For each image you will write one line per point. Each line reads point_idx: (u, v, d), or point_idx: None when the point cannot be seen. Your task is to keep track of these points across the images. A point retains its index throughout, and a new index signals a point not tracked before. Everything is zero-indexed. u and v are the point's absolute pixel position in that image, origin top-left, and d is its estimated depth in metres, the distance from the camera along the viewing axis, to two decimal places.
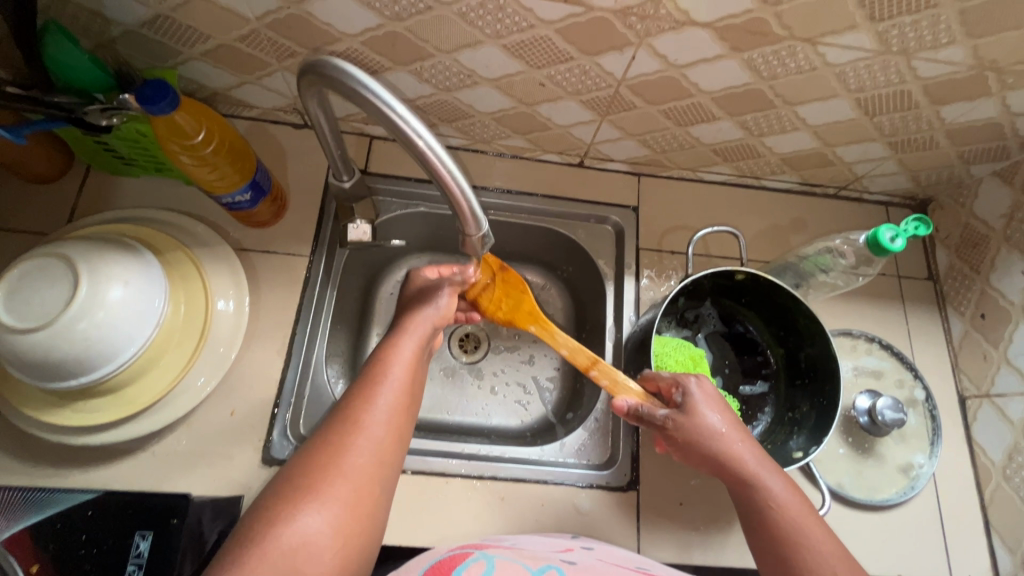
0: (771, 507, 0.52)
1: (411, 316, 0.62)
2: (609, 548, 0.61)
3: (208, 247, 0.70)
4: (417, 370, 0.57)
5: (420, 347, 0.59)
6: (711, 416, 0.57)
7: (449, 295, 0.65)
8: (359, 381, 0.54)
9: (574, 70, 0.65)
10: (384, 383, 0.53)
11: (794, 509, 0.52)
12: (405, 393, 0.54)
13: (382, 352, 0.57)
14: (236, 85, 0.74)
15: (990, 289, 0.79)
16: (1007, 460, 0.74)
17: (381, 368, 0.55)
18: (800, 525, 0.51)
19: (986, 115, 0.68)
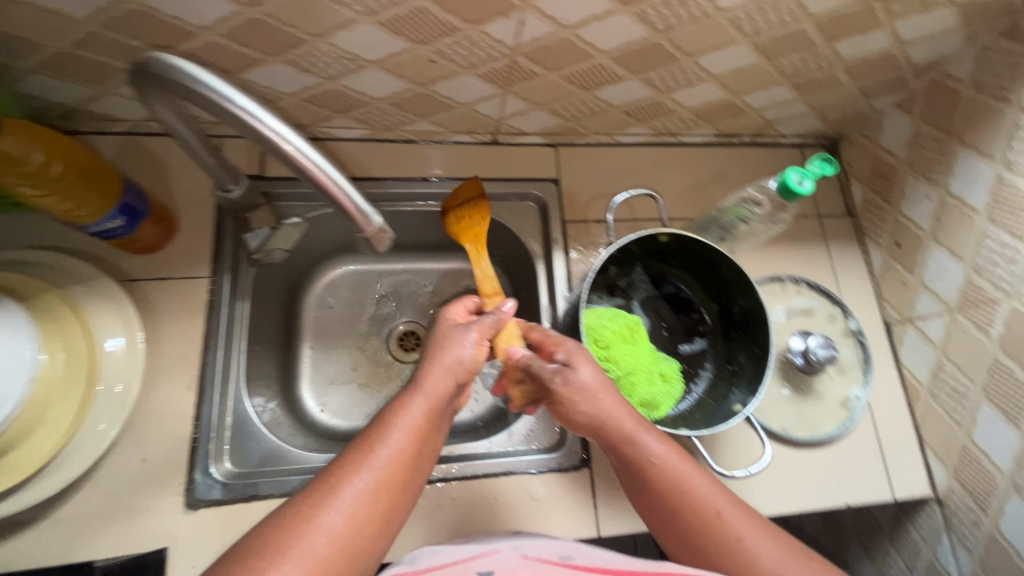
0: (666, 473, 0.51)
1: (439, 360, 0.54)
2: (542, 545, 0.54)
3: (86, 284, 0.62)
4: (430, 432, 0.50)
5: (434, 407, 0.51)
6: (591, 376, 0.55)
7: (479, 338, 0.57)
8: (355, 442, 0.47)
9: (463, 43, 0.60)
10: (383, 447, 0.46)
11: (685, 469, 0.52)
12: (411, 460, 0.47)
13: (394, 407, 0.50)
14: (92, 98, 0.66)
15: (902, 217, 0.81)
16: (932, 378, 0.77)
17: (386, 427, 0.48)
18: (693, 484, 0.51)
19: (880, 46, 0.68)
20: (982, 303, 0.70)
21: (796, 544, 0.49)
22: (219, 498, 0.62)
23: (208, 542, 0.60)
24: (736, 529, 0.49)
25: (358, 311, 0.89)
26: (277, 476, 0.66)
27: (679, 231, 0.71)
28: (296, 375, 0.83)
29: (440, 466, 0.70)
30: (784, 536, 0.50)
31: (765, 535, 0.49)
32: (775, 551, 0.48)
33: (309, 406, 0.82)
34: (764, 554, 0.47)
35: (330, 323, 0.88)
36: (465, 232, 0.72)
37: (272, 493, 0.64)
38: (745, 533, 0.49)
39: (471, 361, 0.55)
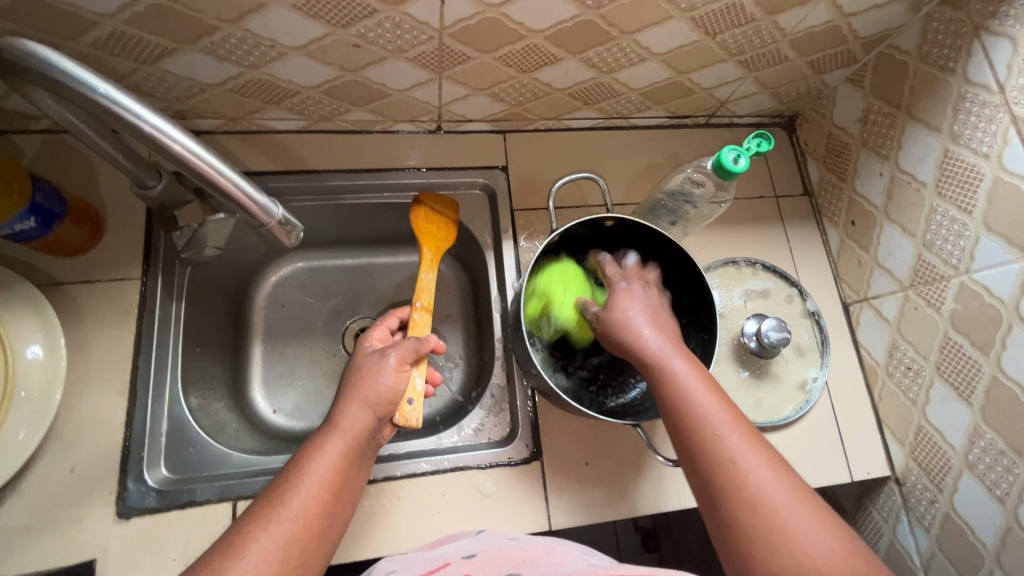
0: (685, 392, 0.50)
1: (351, 404, 0.58)
2: (495, 551, 0.52)
3: (1, 289, 0.60)
4: (345, 473, 0.54)
5: (349, 449, 0.55)
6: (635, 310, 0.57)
7: (396, 371, 0.61)
8: (271, 490, 0.51)
9: (385, 25, 0.58)
10: (295, 493, 0.50)
11: (701, 391, 0.50)
12: (322, 503, 0.50)
13: (305, 453, 0.54)
14: (4, 94, 0.63)
15: (856, 195, 0.80)
16: (888, 357, 0.76)
17: (298, 474, 0.51)
18: (704, 407, 0.49)
19: (822, 19, 0.66)
20: (933, 280, 0.69)
21: (807, 488, 0.46)
22: (153, 507, 0.61)
23: (140, 551, 0.58)
24: (744, 458, 0.46)
25: (312, 306, 0.87)
26: (215, 481, 0.64)
27: (623, 215, 0.68)
28: (246, 377, 0.81)
29: (385, 465, 0.68)
30: (792, 473, 0.47)
31: (773, 467, 0.46)
32: (781, 487, 0.45)
33: (262, 406, 0.80)
34: (769, 484, 0.45)
35: (281, 320, 0.85)
36: (425, 237, 0.73)
37: (209, 499, 0.62)
38: (753, 460, 0.46)
39: (386, 394, 0.60)
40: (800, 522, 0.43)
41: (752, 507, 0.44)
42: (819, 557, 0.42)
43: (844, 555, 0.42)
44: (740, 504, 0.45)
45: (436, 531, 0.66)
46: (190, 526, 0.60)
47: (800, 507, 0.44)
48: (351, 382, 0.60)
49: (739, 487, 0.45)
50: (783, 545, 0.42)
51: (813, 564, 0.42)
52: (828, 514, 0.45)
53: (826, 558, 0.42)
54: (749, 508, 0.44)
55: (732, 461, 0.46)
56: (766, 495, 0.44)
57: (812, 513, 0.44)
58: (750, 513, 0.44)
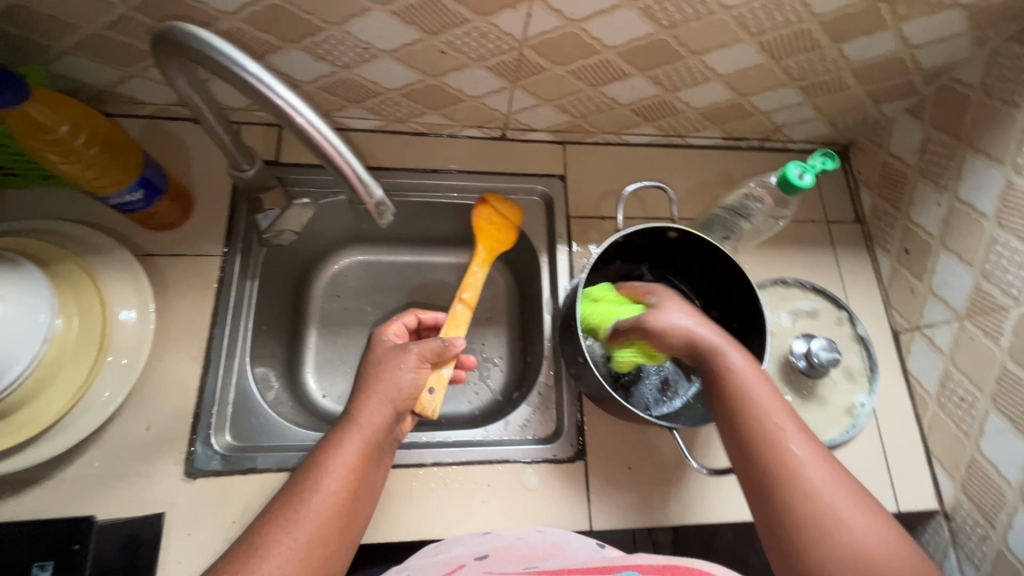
0: (739, 383, 0.55)
1: (367, 400, 0.58)
2: (504, 549, 0.56)
3: (106, 256, 0.66)
4: (364, 467, 0.54)
5: (367, 447, 0.55)
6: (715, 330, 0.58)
7: (415, 367, 0.61)
8: (293, 484, 0.52)
9: (472, 34, 0.63)
10: (315, 493, 0.51)
11: (774, 408, 0.54)
12: (342, 502, 0.51)
13: (326, 447, 0.54)
14: (121, 80, 0.69)
15: (911, 223, 0.80)
16: (940, 387, 0.75)
17: (318, 470, 0.52)
18: (788, 430, 0.52)
19: (887, 49, 0.68)
20: (991, 310, 0.69)
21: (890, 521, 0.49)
22: (218, 470, 0.64)
23: (204, 511, 0.61)
24: (823, 482, 0.49)
25: (367, 300, 0.90)
26: (274, 451, 0.67)
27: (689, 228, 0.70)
28: (301, 360, 0.84)
29: (434, 450, 0.70)
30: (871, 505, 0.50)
31: (849, 492, 0.49)
32: (857, 510, 0.48)
33: (312, 390, 0.83)
34: (847, 509, 0.48)
35: (337, 309, 0.89)
36: (483, 234, 0.80)
37: (269, 468, 0.64)
38: (828, 482, 0.49)
39: (407, 391, 0.59)
40: (878, 549, 0.46)
41: (831, 527, 0.47)
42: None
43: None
44: (814, 522, 0.47)
45: (480, 520, 0.67)
46: (250, 491, 0.63)
47: (879, 532, 0.47)
48: (368, 376, 0.60)
49: (816, 505, 0.48)
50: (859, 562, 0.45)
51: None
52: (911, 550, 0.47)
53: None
54: (825, 528, 0.47)
55: (811, 485, 0.49)
56: (845, 516, 0.47)
57: (892, 543, 0.47)
58: (828, 534, 0.47)
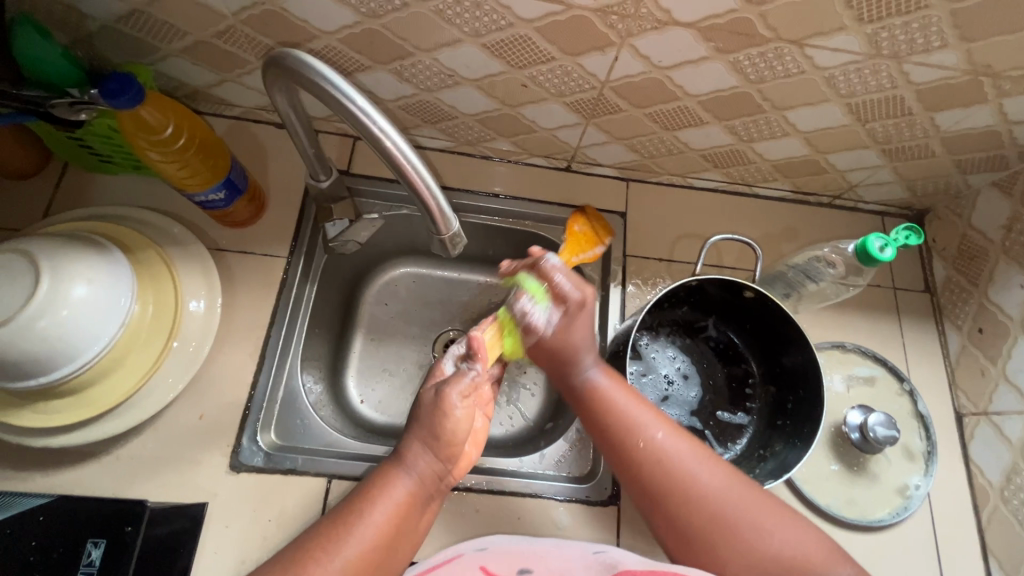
0: (616, 404, 0.59)
1: (418, 440, 0.53)
2: (503, 546, 0.59)
3: (182, 247, 0.69)
4: (411, 511, 0.51)
5: (416, 491, 0.52)
6: (584, 331, 0.62)
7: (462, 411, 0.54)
8: (340, 507, 0.50)
9: (556, 72, 0.63)
10: (359, 523, 0.48)
11: (683, 451, 0.56)
12: (383, 538, 0.48)
13: (375, 482, 0.51)
14: (217, 83, 0.73)
15: (988, 302, 0.76)
16: (1005, 481, 0.71)
17: (364, 504, 0.49)
18: (632, 415, 0.58)
19: (983, 122, 0.66)
20: None
21: (747, 477, 0.55)
22: (260, 466, 0.65)
23: (244, 505, 0.63)
24: (690, 466, 0.54)
25: (412, 311, 0.90)
26: (313, 455, 0.68)
27: (766, 291, 0.68)
28: (344, 364, 0.84)
29: (467, 475, 0.69)
30: (730, 467, 0.56)
31: (712, 462, 0.55)
32: (724, 479, 0.54)
33: (351, 394, 0.83)
34: (712, 483, 0.54)
35: (383, 318, 0.89)
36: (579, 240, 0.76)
37: (308, 471, 0.66)
38: (694, 459, 0.55)
39: (454, 433, 0.54)
40: (746, 507, 0.52)
41: (705, 514, 0.52)
42: (781, 537, 0.51)
43: (809, 537, 0.52)
44: (694, 507, 0.53)
45: None
46: (289, 492, 0.65)
47: (749, 499, 0.53)
48: (415, 415, 0.55)
49: (688, 496, 0.53)
50: (739, 539, 0.51)
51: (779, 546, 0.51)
52: (771, 496, 0.54)
53: (787, 538, 0.51)
54: (704, 509, 0.52)
55: (679, 470, 0.54)
56: (713, 493, 0.53)
57: (758, 500, 0.53)
58: (707, 515, 0.52)
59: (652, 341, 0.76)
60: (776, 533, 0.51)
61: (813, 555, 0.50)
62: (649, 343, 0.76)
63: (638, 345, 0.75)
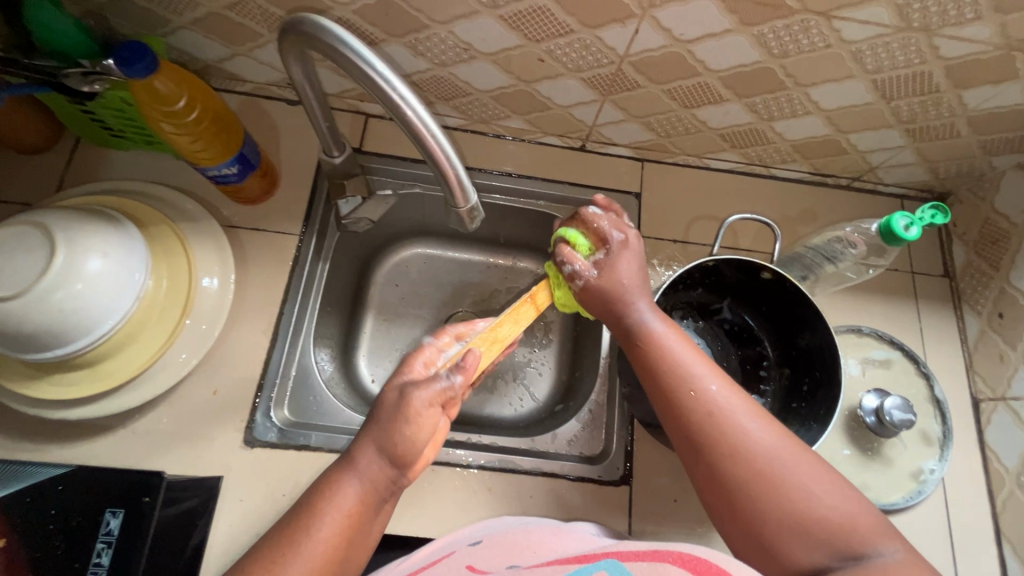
0: (664, 347, 0.55)
1: (368, 445, 0.50)
2: (497, 539, 0.54)
3: (195, 223, 0.69)
4: (363, 515, 0.49)
5: (366, 497, 0.50)
6: (631, 270, 0.59)
7: (419, 417, 0.50)
8: (288, 519, 0.49)
9: (574, 45, 0.62)
10: (306, 538, 0.47)
11: (733, 405, 0.51)
12: (331, 553, 0.47)
13: (324, 489, 0.50)
14: (229, 57, 0.72)
15: (1009, 286, 0.75)
16: (1022, 466, 0.70)
17: (311, 514, 0.48)
18: (683, 361, 0.54)
19: (1012, 100, 0.64)
20: None
21: (802, 442, 0.50)
22: (273, 442, 0.65)
23: (257, 480, 0.64)
24: (741, 417, 0.50)
25: (424, 293, 0.89)
26: (326, 431, 0.68)
27: (784, 272, 0.67)
28: (355, 343, 0.84)
29: (480, 453, 0.70)
30: (784, 428, 0.51)
31: (764, 420, 0.50)
32: (775, 438, 0.49)
33: (362, 373, 0.83)
34: (764, 439, 0.49)
35: (394, 299, 0.88)
36: None
37: (322, 447, 0.66)
38: (744, 415, 0.50)
39: (414, 442, 0.50)
40: (796, 471, 0.47)
41: (748, 466, 0.48)
42: (828, 503, 0.46)
43: (860, 508, 0.46)
44: (737, 464, 0.48)
45: None
46: (302, 467, 0.65)
47: (798, 459, 0.48)
48: (373, 416, 0.52)
49: (733, 447, 0.49)
50: (784, 499, 0.46)
51: (824, 510, 0.45)
52: (824, 461, 0.49)
53: (834, 505, 0.46)
54: (749, 464, 0.48)
55: (726, 422, 0.50)
56: (764, 447, 0.48)
57: (812, 463, 0.48)
58: (752, 470, 0.48)
59: None
60: (823, 497, 0.46)
61: (860, 522, 0.45)
62: None
63: None
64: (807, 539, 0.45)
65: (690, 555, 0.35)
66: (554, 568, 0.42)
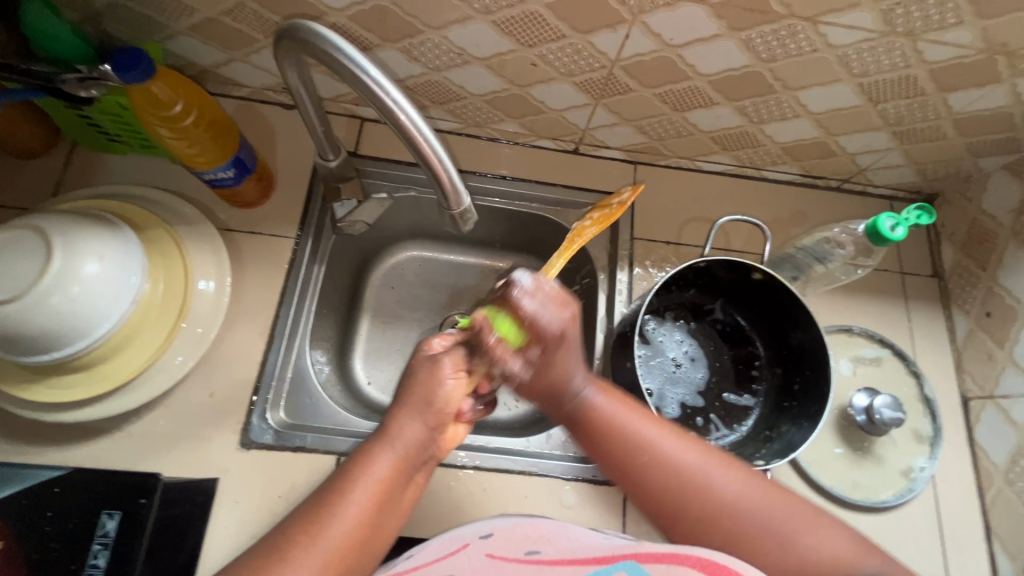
0: (608, 415, 0.56)
1: (405, 415, 0.52)
2: (509, 531, 0.55)
3: (192, 226, 0.69)
4: (395, 484, 0.50)
5: (401, 463, 0.51)
6: (568, 373, 0.57)
7: (458, 376, 0.54)
8: (321, 490, 0.49)
9: (566, 50, 0.63)
10: (343, 504, 0.47)
11: (688, 457, 0.53)
12: (366, 520, 0.48)
13: (358, 458, 0.51)
14: (225, 63, 0.72)
15: (996, 286, 0.76)
16: (1010, 463, 0.71)
17: (345, 483, 0.48)
18: (641, 432, 0.54)
19: (996, 103, 0.65)
20: None
21: (760, 475, 0.54)
22: (269, 444, 0.65)
23: (254, 482, 0.64)
24: (703, 473, 0.52)
25: (420, 295, 0.90)
26: (322, 433, 0.69)
27: (775, 273, 0.68)
28: (351, 346, 0.85)
29: (476, 454, 0.70)
30: (746, 468, 0.54)
31: (727, 467, 0.53)
32: (741, 484, 0.52)
33: (358, 376, 0.83)
34: (731, 488, 0.52)
35: (390, 301, 0.89)
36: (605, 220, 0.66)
37: (318, 449, 0.66)
38: (708, 469, 0.52)
39: (448, 404, 0.54)
40: (774, 513, 0.51)
41: (726, 527, 0.50)
42: (808, 544, 0.50)
43: (841, 539, 0.51)
44: (718, 528, 0.51)
45: None
46: (299, 469, 0.65)
47: (771, 498, 0.52)
48: (409, 385, 0.54)
49: (704, 515, 0.51)
50: (767, 550, 0.49)
51: (809, 554, 0.49)
52: (794, 493, 0.53)
53: (812, 543, 0.50)
54: (728, 529, 0.50)
55: (695, 487, 0.52)
56: (733, 499, 0.51)
57: (788, 505, 0.52)
58: (731, 535, 0.50)
59: (659, 325, 0.76)
60: (802, 538, 0.50)
61: (845, 556, 0.50)
62: (656, 327, 0.76)
63: (646, 329, 0.75)
64: None
65: (709, 560, 0.37)
66: (574, 569, 0.44)
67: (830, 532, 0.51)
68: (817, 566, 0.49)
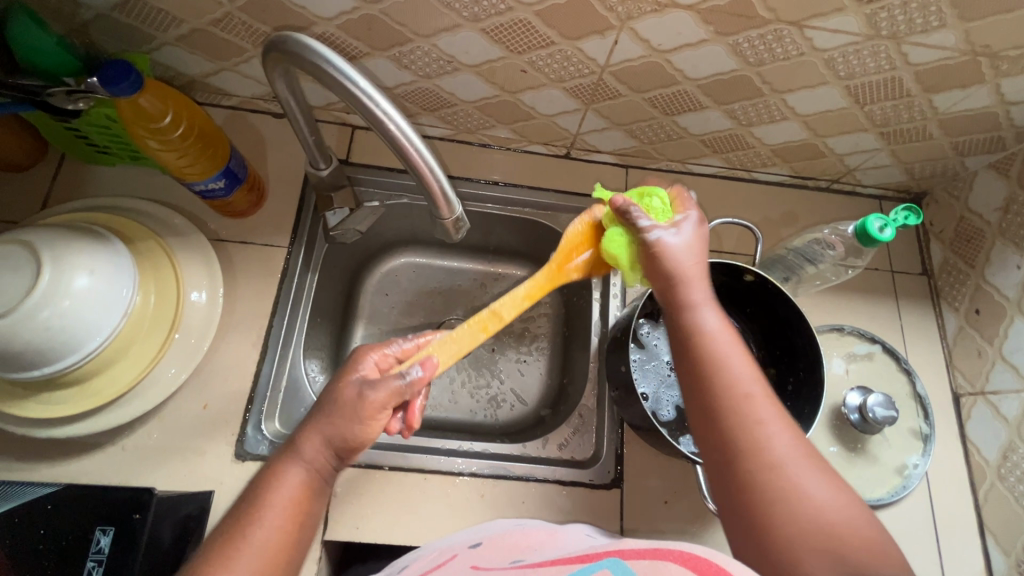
0: (695, 324, 0.53)
1: (310, 434, 0.50)
2: (500, 539, 0.54)
3: (182, 237, 0.69)
4: (310, 498, 0.50)
5: (312, 480, 0.50)
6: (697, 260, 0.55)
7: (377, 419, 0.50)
8: (236, 508, 0.48)
9: (555, 56, 0.63)
10: (255, 524, 0.47)
11: (751, 385, 0.50)
12: (284, 538, 0.47)
13: (267, 475, 0.50)
14: (214, 72, 0.72)
15: (985, 283, 0.77)
16: (1002, 458, 0.72)
17: (257, 504, 0.48)
18: (727, 358, 0.51)
19: (980, 103, 0.66)
20: None
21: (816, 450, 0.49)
22: (264, 455, 0.65)
23: None
24: (762, 411, 0.48)
25: (414, 301, 0.90)
26: None
27: (767, 275, 0.68)
28: (346, 353, 0.84)
29: (472, 460, 0.70)
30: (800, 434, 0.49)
31: (788, 424, 0.48)
32: (791, 438, 0.48)
33: None
34: (778, 435, 0.47)
35: (384, 307, 0.89)
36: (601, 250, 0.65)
37: None
38: (773, 412, 0.49)
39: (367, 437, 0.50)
40: (810, 475, 0.46)
41: (765, 465, 0.46)
42: (833, 506, 0.44)
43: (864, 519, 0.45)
44: (752, 461, 0.46)
45: None
46: None
47: (812, 460, 0.47)
48: (320, 406, 0.51)
49: (753, 439, 0.47)
50: (795, 496, 0.44)
51: (831, 516, 0.44)
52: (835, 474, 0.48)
53: (840, 509, 0.44)
54: (763, 458, 0.46)
55: (748, 419, 0.48)
56: (779, 445, 0.47)
57: (819, 470, 0.46)
58: (764, 464, 0.46)
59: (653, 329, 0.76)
60: (827, 498, 0.45)
61: (863, 534, 0.44)
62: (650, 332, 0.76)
63: (640, 333, 0.75)
64: (813, 539, 0.43)
65: (690, 553, 0.36)
66: (558, 568, 0.41)
67: (852, 507, 0.45)
68: (834, 527, 0.43)
